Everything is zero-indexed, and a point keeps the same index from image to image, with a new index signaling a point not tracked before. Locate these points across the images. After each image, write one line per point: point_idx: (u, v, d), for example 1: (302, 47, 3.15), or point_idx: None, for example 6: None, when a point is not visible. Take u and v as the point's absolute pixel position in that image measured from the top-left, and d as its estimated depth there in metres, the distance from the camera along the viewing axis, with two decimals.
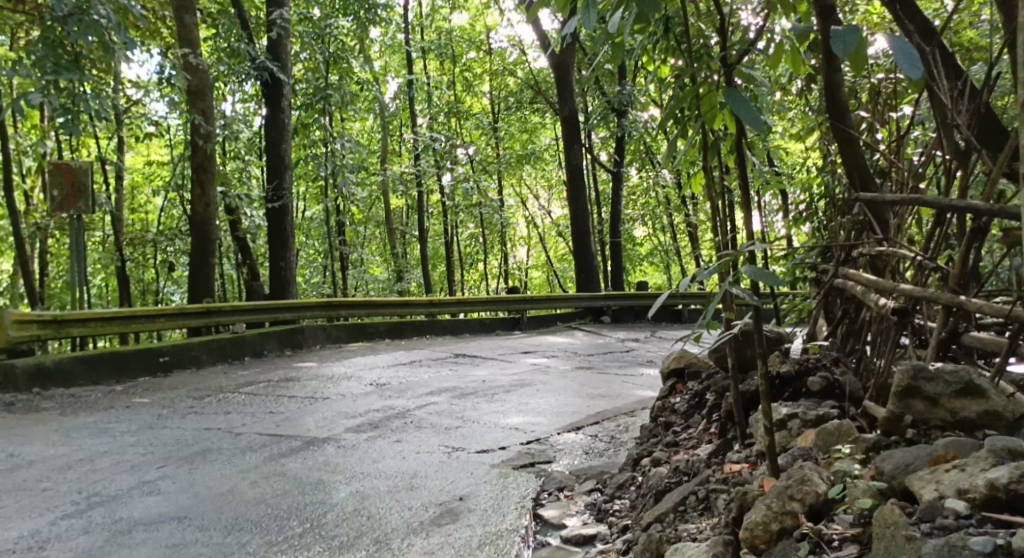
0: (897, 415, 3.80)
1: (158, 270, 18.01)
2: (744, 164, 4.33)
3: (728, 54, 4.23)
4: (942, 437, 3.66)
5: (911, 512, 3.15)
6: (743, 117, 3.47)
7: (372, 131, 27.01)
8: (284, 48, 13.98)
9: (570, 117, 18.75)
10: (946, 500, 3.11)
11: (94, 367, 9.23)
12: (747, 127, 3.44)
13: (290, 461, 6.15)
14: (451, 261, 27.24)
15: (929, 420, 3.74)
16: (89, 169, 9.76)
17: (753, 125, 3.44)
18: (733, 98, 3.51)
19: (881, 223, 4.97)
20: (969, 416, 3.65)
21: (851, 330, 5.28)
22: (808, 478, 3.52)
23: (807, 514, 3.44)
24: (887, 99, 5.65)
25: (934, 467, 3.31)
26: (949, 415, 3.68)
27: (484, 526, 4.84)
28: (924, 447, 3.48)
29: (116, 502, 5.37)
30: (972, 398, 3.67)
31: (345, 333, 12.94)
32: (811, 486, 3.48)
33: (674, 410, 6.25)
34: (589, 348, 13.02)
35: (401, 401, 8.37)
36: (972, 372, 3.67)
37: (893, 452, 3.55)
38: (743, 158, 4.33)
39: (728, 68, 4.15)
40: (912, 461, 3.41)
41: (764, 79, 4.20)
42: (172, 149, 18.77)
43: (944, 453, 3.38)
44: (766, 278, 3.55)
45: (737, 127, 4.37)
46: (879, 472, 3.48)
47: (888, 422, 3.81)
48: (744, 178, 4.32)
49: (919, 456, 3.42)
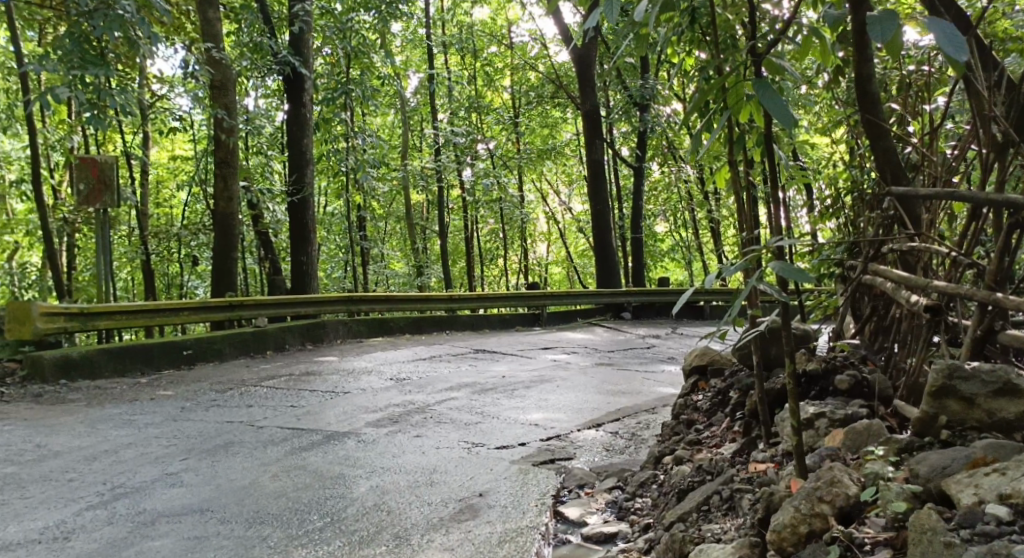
0: (931, 416, 3.69)
1: (181, 265, 18.08)
2: (772, 159, 4.26)
3: (756, 45, 4.16)
4: (980, 439, 3.56)
5: (950, 518, 3.08)
6: (772, 111, 3.37)
7: (393, 126, 26.99)
8: (306, 42, 13.98)
9: (591, 111, 18.64)
10: (987, 506, 3.03)
11: (120, 359, 9.26)
12: (775, 120, 3.33)
13: (311, 455, 6.13)
14: (472, 257, 27.24)
15: (964, 421, 3.64)
16: (114, 164, 9.77)
17: (782, 119, 3.34)
18: (761, 91, 3.39)
19: (913, 218, 4.85)
20: (1007, 417, 3.59)
21: (880, 328, 5.18)
22: (838, 480, 3.46)
23: (837, 516, 3.38)
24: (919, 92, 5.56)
25: (972, 471, 3.23)
26: (985, 416, 3.60)
27: (504, 523, 4.79)
28: (961, 449, 3.40)
29: (139, 494, 5.37)
30: (1009, 399, 3.61)
31: (365, 327, 12.94)
32: (841, 488, 3.42)
33: (696, 408, 6.17)
34: (609, 345, 12.95)
35: (422, 396, 8.34)
36: (1010, 372, 3.61)
37: (927, 453, 3.46)
38: (772, 152, 4.26)
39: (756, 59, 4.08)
40: (949, 463, 3.33)
41: (794, 71, 4.11)
42: (196, 144, 18.84)
43: (983, 456, 3.30)
44: (793, 275, 3.45)
45: (765, 120, 4.30)
46: (913, 474, 3.40)
47: (921, 423, 3.70)
48: (771, 172, 4.25)
49: (956, 458, 3.34)
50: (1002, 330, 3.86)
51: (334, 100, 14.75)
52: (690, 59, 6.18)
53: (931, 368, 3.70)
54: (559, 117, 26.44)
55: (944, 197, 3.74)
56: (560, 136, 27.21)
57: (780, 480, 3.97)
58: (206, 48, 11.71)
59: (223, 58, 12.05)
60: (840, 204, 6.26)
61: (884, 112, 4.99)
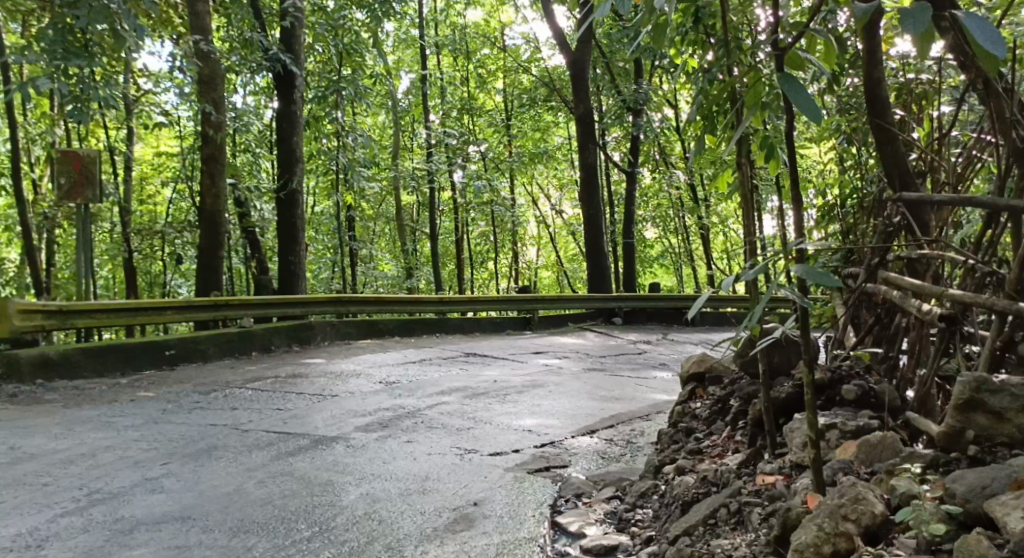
0: (958, 431, 3.56)
1: (166, 264, 17.83)
2: (795, 168, 4.00)
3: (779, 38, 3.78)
4: (1011, 456, 3.43)
5: (1001, 543, 2.97)
6: (798, 104, 3.17)
7: (384, 126, 26.76)
8: (297, 38, 13.83)
9: (584, 115, 18.48)
10: None
11: (100, 359, 9.06)
12: (802, 115, 3.15)
13: (298, 460, 5.94)
14: (463, 259, 27.03)
15: (993, 436, 3.50)
16: (97, 157, 9.55)
17: (810, 114, 3.16)
18: (788, 85, 3.19)
19: (921, 224, 4.71)
20: None
21: (883, 337, 5.04)
22: (863, 497, 3.32)
23: (863, 535, 3.24)
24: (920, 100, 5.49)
25: (1017, 493, 3.08)
26: (1015, 431, 3.45)
27: (501, 534, 4.64)
28: (1000, 467, 3.25)
29: (117, 500, 5.17)
30: None
31: (354, 329, 12.75)
32: (867, 506, 3.29)
33: (695, 415, 6.02)
34: (601, 350, 12.80)
35: (412, 400, 8.16)
36: None
37: (963, 471, 3.31)
38: (795, 158, 3.98)
39: (780, 52, 3.70)
40: (989, 483, 3.19)
41: (823, 65, 3.76)
42: (182, 140, 18.59)
43: None
44: (819, 279, 3.28)
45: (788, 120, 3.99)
46: (949, 494, 3.25)
47: (948, 437, 3.57)
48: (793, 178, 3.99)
49: (997, 477, 3.20)
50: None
51: (325, 98, 14.54)
52: (695, 59, 6.03)
53: (958, 380, 3.55)
54: (551, 121, 26.33)
55: (962, 204, 3.60)
56: (551, 139, 27.07)
57: (791, 496, 3.82)
58: (194, 41, 11.50)
59: (212, 51, 11.85)
60: (835, 210, 6.17)
61: (894, 119, 4.87)
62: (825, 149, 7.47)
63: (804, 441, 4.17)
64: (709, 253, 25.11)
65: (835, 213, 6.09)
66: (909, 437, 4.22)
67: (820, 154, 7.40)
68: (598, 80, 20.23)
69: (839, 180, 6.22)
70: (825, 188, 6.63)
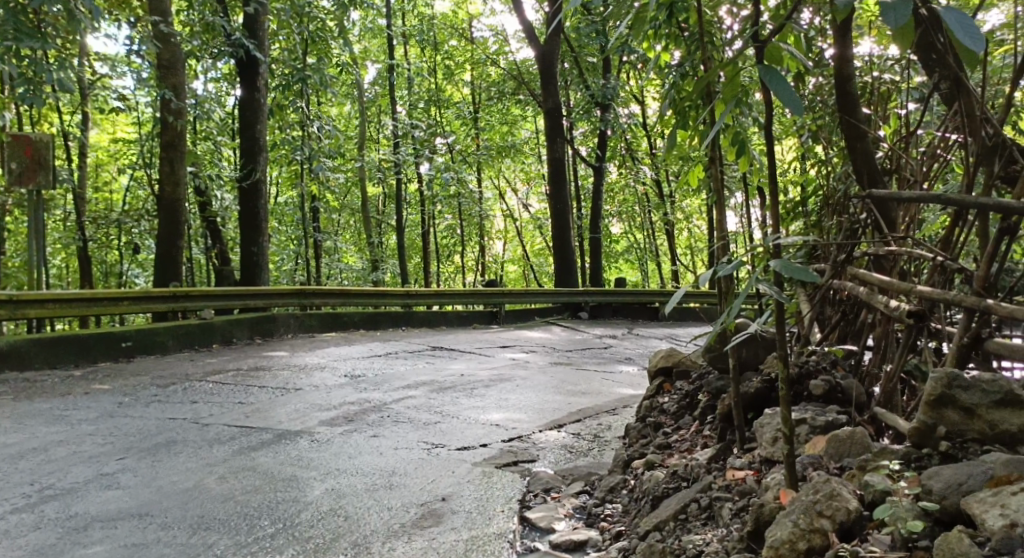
0: (929, 427, 3.58)
1: (122, 252, 17.56)
2: (773, 156, 3.91)
3: (759, 29, 3.69)
4: (982, 452, 3.46)
5: (982, 541, 2.99)
6: (780, 97, 3.13)
7: (350, 116, 26.50)
8: (261, 23, 13.67)
9: (552, 109, 18.41)
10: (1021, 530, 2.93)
11: (53, 350, 8.87)
12: (784, 106, 3.09)
13: (261, 455, 5.85)
14: (429, 252, 26.90)
15: (964, 432, 3.53)
16: (50, 142, 9.32)
17: (791, 105, 3.10)
18: (770, 76, 3.15)
19: (888, 221, 4.71)
20: (1010, 429, 3.48)
21: (848, 333, 5.02)
22: (837, 493, 3.33)
23: (837, 532, 3.25)
24: (885, 99, 5.51)
25: (996, 490, 3.10)
26: (986, 427, 3.49)
27: (469, 530, 4.60)
28: (976, 465, 3.27)
29: (71, 496, 5.05)
30: (1010, 410, 3.50)
31: (318, 322, 12.60)
32: (841, 503, 3.30)
33: (663, 410, 6.01)
34: (567, 344, 12.79)
35: (378, 394, 8.08)
36: (1012, 382, 3.49)
37: (939, 467, 3.33)
38: (773, 155, 3.90)
39: (762, 45, 3.61)
40: (966, 480, 3.21)
41: (805, 58, 3.69)
42: (139, 127, 18.30)
43: (1004, 474, 3.18)
44: (797, 275, 3.25)
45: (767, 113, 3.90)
46: (926, 490, 3.26)
47: (920, 434, 3.58)
48: (771, 164, 3.90)
49: (973, 475, 3.22)
50: (990, 337, 3.74)
51: (290, 86, 14.32)
52: (668, 53, 6.01)
53: (930, 376, 3.55)
54: (518, 114, 26.28)
55: (931, 200, 3.59)
56: (518, 133, 27.04)
57: (762, 491, 3.82)
58: (153, 23, 11.24)
59: (172, 34, 11.63)
60: (799, 208, 6.20)
61: (862, 116, 4.87)
62: (789, 146, 7.53)
63: (775, 437, 4.16)
64: (674, 249, 25.24)
65: (799, 211, 6.13)
66: (875, 433, 4.21)
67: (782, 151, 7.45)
68: (567, 73, 20.19)
69: (803, 177, 6.27)
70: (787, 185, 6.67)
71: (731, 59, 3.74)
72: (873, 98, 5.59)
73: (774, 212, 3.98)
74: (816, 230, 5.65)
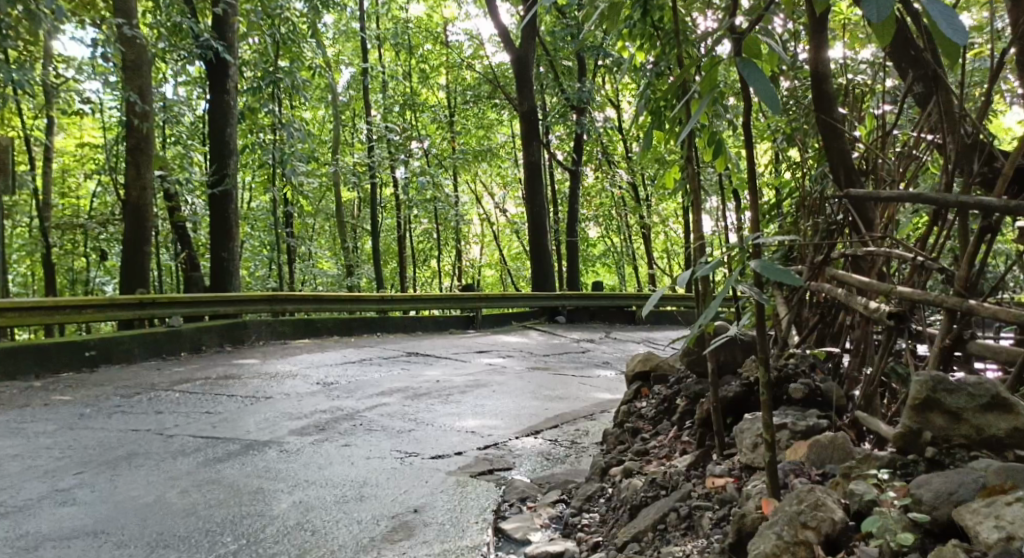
0: (914, 432, 3.48)
1: (89, 259, 17.29)
2: (750, 151, 3.75)
3: (735, 22, 3.52)
4: (970, 458, 3.36)
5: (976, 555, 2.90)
6: (755, 91, 2.96)
7: (324, 120, 26.26)
8: (230, 26, 13.50)
9: (528, 113, 18.27)
10: (1015, 542, 2.83)
11: (13, 359, 8.65)
12: (763, 102, 2.92)
13: (226, 467, 5.68)
14: (405, 257, 26.69)
15: (950, 437, 3.43)
16: (9, 146, 9.09)
17: (771, 101, 2.93)
18: (746, 71, 2.99)
19: (865, 221, 4.59)
20: (997, 434, 3.38)
21: (826, 336, 4.94)
22: (822, 504, 3.23)
23: (822, 544, 3.15)
24: (859, 99, 5.42)
25: (988, 499, 3.00)
26: (973, 432, 3.39)
27: (441, 543, 4.47)
28: (966, 473, 3.18)
29: (22, 514, 4.87)
30: (998, 414, 3.40)
31: (290, 328, 12.41)
32: (826, 513, 3.20)
33: (641, 415, 5.92)
34: (544, 348, 12.67)
35: (350, 402, 7.91)
36: (998, 385, 3.39)
37: (928, 476, 3.24)
38: (750, 153, 3.74)
39: (738, 37, 3.44)
40: (956, 489, 3.11)
41: (781, 50, 3.52)
42: (106, 131, 18.05)
43: (996, 483, 3.08)
44: (780, 276, 3.12)
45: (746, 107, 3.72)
46: (915, 500, 3.17)
47: (904, 439, 3.48)
48: (749, 159, 3.74)
49: (964, 483, 3.12)
50: (973, 338, 3.63)
51: (261, 89, 14.09)
52: (643, 52, 5.91)
53: (915, 380, 3.48)
54: (493, 118, 26.19)
55: (910, 199, 3.48)
56: (495, 137, 26.92)
57: (743, 500, 3.71)
58: (117, 25, 11.04)
59: (137, 36, 11.45)
60: (776, 210, 6.10)
61: (838, 114, 4.74)
62: (765, 148, 7.45)
63: (755, 443, 4.05)
64: (651, 252, 25.21)
65: (774, 214, 6.04)
66: (857, 437, 4.11)
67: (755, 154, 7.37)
68: (542, 76, 20.14)
69: (778, 179, 6.18)
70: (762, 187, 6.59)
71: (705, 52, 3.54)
72: (848, 99, 5.46)
73: (754, 209, 3.83)
74: (793, 231, 5.53)
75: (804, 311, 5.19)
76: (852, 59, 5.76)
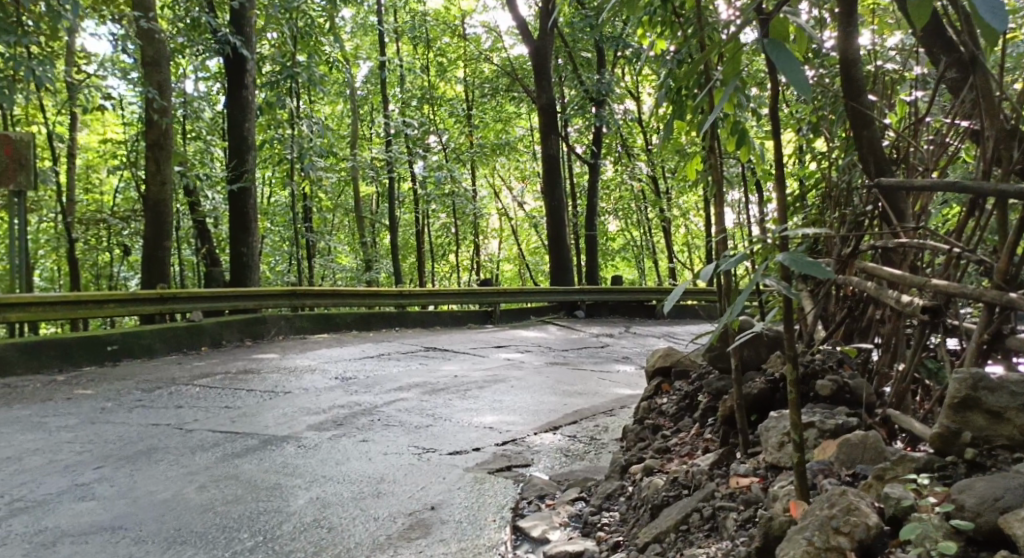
0: (953, 432, 3.35)
1: (112, 254, 17.34)
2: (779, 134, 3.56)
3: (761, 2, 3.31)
4: (1013, 460, 3.23)
5: None
6: (786, 72, 2.80)
7: (342, 115, 26.20)
8: (247, 20, 13.44)
9: (547, 105, 18.10)
10: None
11: (35, 354, 8.62)
12: (791, 85, 2.77)
13: (244, 462, 5.61)
14: (423, 251, 26.61)
15: (991, 438, 3.30)
16: (32, 141, 9.04)
17: (799, 84, 2.77)
18: (776, 53, 2.83)
19: (896, 211, 4.42)
20: None
21: (855, 330, 4.79)
22: (855, 508, 3.10)
23: (856, 549, 3.03)
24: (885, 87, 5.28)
25: None
26: (1016, 432, 3.26)
27: (459, 542, 4.37)
28: (1009, 478, 3.04)
29: (42, 509, 4.82)
30: None
31: (310, 323, 12.35)
32: (860, 518, 3.07)
33: (661, 412, 5.80)
34: (563, 343, 12.56)
35: (368, 397, 7.83)
36: None
37: (971, 480, 3.10)
38: (778, 139, 3.55)
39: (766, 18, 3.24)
40: (1001, 494, 2.98)
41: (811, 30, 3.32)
42: (127, 126, 18.08)
43: None
44: (809, 269, 2.97)
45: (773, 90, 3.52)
46: (957, 506, 3.04)
47: (942, 440, 3.35)
48: (777, 143, 3.55)
49: (1010, 488, 2.99)
50: (1012, 333, 3.48)
51: (279, 83, 14.00)
52: (664, 39, 5.79)
53: (953, 378, 3.35)
54: (512, 112, 26.05)
55: (944, 187, 3.33)
56: (513, 131, 26.80)
57: (770, 501, 3.58)
58: (135, 18, 11.00)
59: (155, 30, 11.41)
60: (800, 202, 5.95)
61: (869, 101, 4.59)
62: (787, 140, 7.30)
63: (781, 442, 3.92)
64: (670, 247, 25.06)
65: (799, 205, 5.87)
66: (888, 435, 3.96)
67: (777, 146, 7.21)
68: (561, 69, 19.94)
69: (801, 170, 6.02)
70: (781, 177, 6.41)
71: (729, 36, 3.35)
72: (877, 87, 5.32)
73: (781, 198, 3.68)
74: (818, 223, 5.41)
75: (830, 305, 5.05)
76: (882, 45, 5.57)
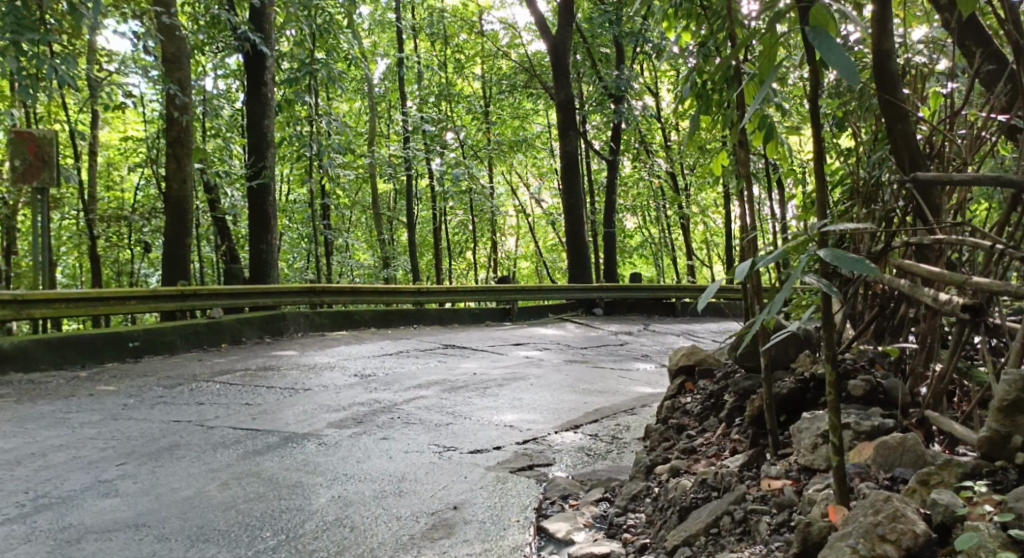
0: (1002, 436, 3.24)
1: (133, 251, 17.39)
2: (819, 133, 3.44)
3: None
4: None
5: None
6: (836, 65, 2.78)
7: (360, 112, 26.19)
8: (267, 17, 13.41)
9: (565, 102, 17.97)
10: None
11: (57, 350, 8.61)
12: (840, 72, 2.75)
13: (266, 460, 5.56)
14: (440, 249, 26.58)
15: None
16: (55, 139, 9.05)
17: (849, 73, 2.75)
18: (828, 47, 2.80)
19: (933, 208, 4.32)
20: None
21: (886, 329, 4.69)
22: (902, 515, 3.04)
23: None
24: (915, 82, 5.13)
25: None
26: None
27: (483, 542, 4.31)
28: None
29: (65, 505, 4.79)
30: None
31: (329, 320, 12.31)
32: (907, 525, 3.01)
33: (686, 412, 5.71)
34: (582, 341, 12.47)
35: (388, 394, 7.78)
36: None
37: None
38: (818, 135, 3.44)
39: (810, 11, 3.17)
40: None
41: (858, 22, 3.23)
42: (147, 123, 18.13)
43: None
44: (853, 266, 2.91)
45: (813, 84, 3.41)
46: (1013, 515, 2.94)
47: (991, 445, 3.24)
48: (817, 142, 3.44)
49: None
50: None
51: (298, 80, 13.97)
52: (690, 33, 5.69)
53: (1003, 379, 3.24)
54: (529, 109, 25.98)
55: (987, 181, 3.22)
56: (530, 128, 26.71)
57: (805, 505, 3.50)
58: (156, 14, 11.02)
59: (177, 26, 11.39)
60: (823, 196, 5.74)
61: (902, 94, 4.47)
62: (811, 137, 7.18)
63: (815, 443, 3.84)
64: (689, 244, 24.89)
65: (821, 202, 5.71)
66: (925, 438, 3.87)
67: (799, 143, 7.09)
68: (579, 65, 19.83)
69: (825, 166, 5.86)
70: (803, 174, 6.28)
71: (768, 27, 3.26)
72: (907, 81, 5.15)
73: (820, 191, 3.49)
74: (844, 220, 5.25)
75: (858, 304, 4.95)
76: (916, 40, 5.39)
